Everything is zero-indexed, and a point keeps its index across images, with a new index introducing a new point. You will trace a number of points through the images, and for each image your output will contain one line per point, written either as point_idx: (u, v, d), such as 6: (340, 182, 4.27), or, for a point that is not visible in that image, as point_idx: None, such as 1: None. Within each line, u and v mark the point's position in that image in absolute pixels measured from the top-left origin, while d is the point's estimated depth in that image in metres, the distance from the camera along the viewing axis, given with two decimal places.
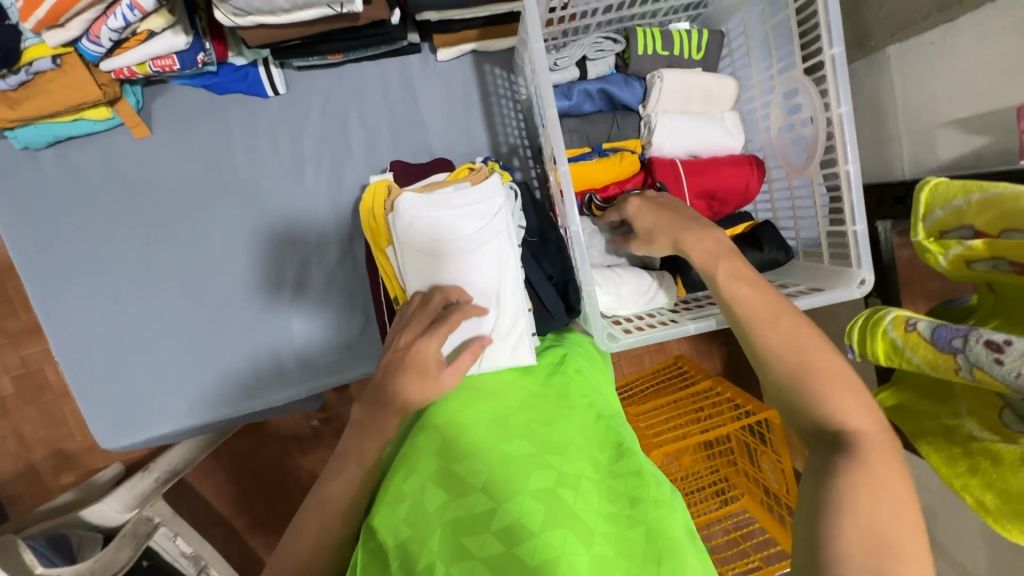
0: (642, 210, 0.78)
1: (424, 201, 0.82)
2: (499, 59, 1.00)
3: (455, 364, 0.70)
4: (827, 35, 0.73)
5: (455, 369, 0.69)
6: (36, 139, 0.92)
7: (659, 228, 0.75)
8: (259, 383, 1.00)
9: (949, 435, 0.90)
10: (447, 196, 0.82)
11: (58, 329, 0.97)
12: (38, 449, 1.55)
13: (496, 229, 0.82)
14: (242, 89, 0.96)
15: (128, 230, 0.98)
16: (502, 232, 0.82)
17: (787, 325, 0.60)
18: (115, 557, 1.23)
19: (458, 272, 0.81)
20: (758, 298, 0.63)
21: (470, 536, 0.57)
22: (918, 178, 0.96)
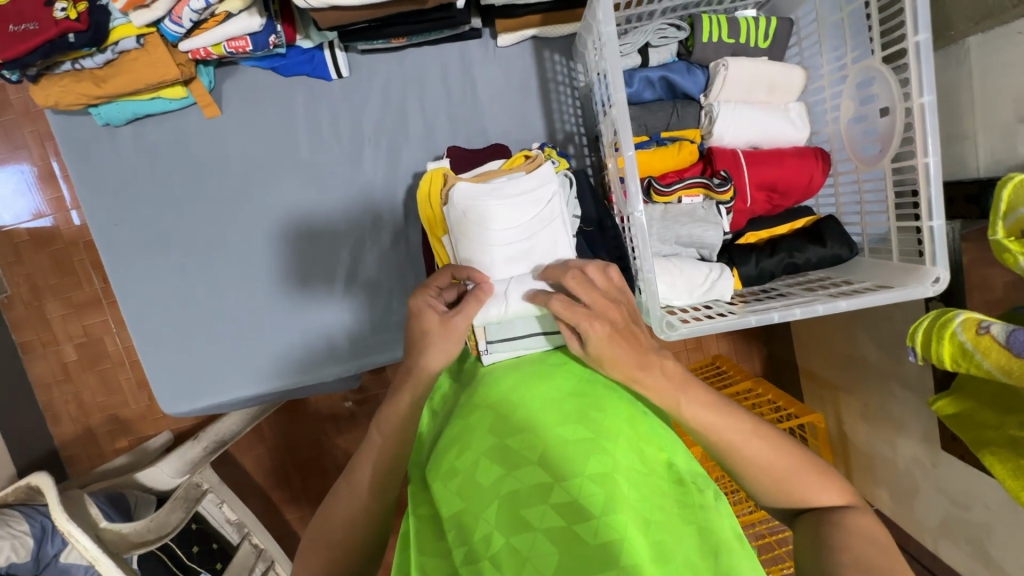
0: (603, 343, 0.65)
1: (476, 191, 0.83)
2: (559, 46, 1.00)
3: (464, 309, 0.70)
4: (912, 21, 0.70)
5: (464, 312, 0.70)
6: (116, 116, 0.97)
7: (612, 366, 0.66)
8: (310, 358, 1.04)
9: (1016, 448, 0.86)
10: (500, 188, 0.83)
11: (129, 297, 1.03)
12: (98, 413, 1.64)
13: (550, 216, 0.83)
14: (308, 71, 0.99)
15: (195, 205, 1.03)
16: (556, 217, 0.83)
17: (740, 429, 0.65)
18: (168, 518, 1.28)
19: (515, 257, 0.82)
20: (714, 414, 0.65)
21: (529, 510, 0.57)
22: (995, 177, 0.91)
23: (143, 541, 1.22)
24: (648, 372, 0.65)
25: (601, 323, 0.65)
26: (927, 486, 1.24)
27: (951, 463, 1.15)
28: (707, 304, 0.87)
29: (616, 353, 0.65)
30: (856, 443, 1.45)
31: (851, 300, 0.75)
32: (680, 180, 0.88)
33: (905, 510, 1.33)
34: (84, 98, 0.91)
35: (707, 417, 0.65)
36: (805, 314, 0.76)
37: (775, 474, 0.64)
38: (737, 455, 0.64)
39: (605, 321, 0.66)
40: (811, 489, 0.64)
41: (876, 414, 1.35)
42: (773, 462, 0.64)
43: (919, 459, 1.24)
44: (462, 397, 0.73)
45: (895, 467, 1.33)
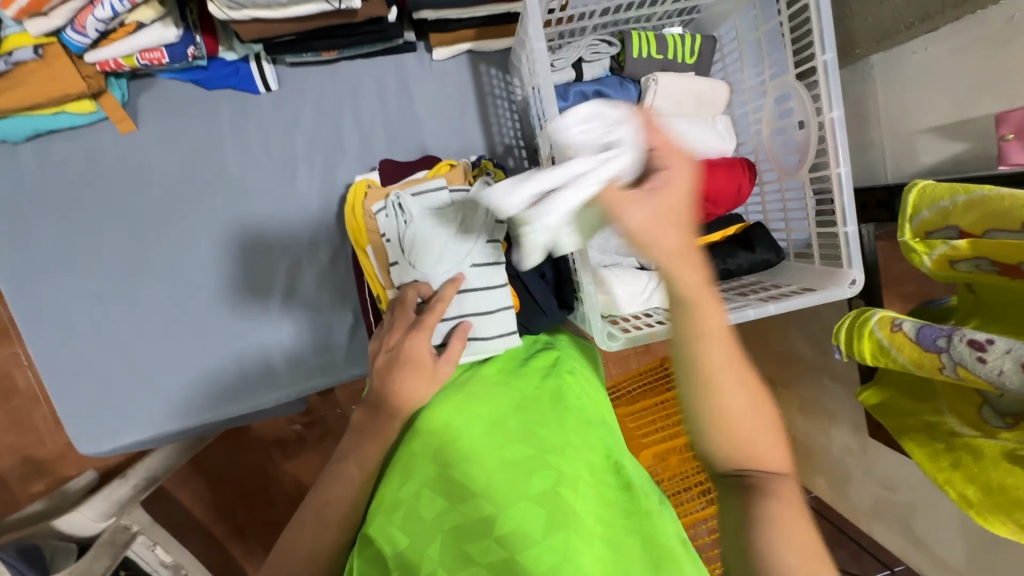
0: (676, 179, 0.53)
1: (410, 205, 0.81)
2: (494, 59, 1.00)
3: (448, 351, 0.73)
4: (819, 42, 0.75)
5: (450, 356, 0.73)
6: (14, 133, 0.89)
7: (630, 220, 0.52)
8: (246, 386, 0.98)
9: (932, 432, 0.93)
10: (411, 203, 0.81)
11: (35, 330, 0.94)
12: (7, 457, 1.49)
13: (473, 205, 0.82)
14: (233, 84, 0.94)
15: (111, 227, 0.95)
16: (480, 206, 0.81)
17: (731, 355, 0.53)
18: (91, 567, 1.22)
19: (464, 257, 0.80)
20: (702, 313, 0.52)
21: (472, 543, 0.57)
22: (900, 182, 0.99)
23: None
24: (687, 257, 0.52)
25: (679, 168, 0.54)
26: (859, 472, 1.32)
27: (878, 450, 1.23)
28: (649, 311, 0.88)
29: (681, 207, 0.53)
30: (796, 435, 1.53)
31: (779, 303, 0.79)
32: None
33: (841, 496, 1.41)
34: None
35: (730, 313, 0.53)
36: (738, 319, 0.79)
37: (740, 420, 0.53)
38: (711, 379, 0.52)
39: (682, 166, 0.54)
40: (761, 452, 0.54)
41: (811, 407, 1.43)
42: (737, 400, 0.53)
43: (850, 447, 1.32)
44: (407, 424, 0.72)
45: (830, 456, 1.41)
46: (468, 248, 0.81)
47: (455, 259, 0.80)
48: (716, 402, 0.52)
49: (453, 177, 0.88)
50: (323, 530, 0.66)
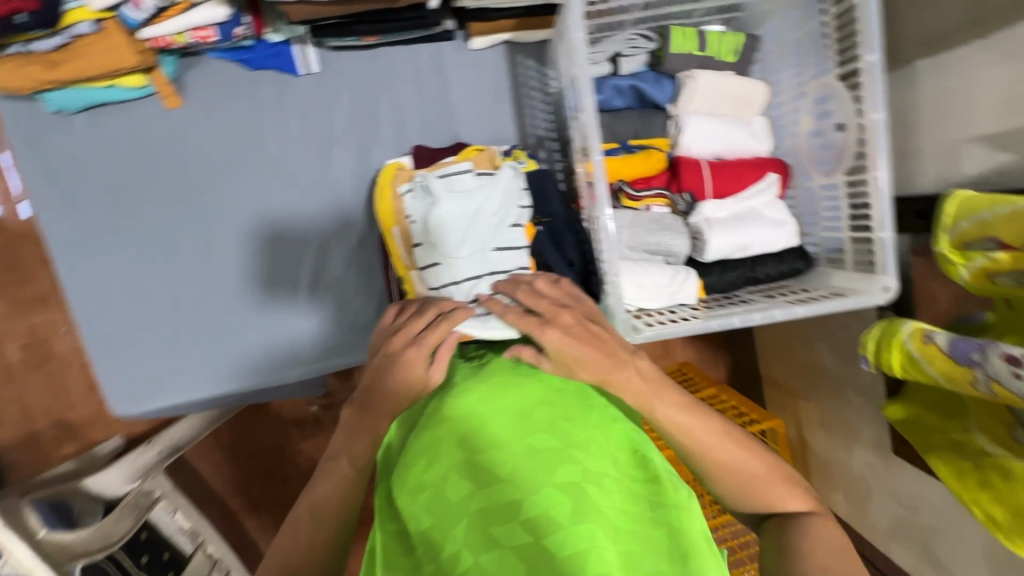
0: (560, 343, 0.71)
1: (436, 187, 0.84)
2: (532, 51, 1.01)
3: (438, 358, 0.73)
4: (865, 42, 0.73)
5: (438, 365, 0.72)
6: (70, 103, 0.93)
7: (579, 363, 0.72)
8: (273, 361, 1.01)
9: (960, 451, 0.91)
10: (438, 185, 0.84)
11: (79, 295, 0.98)
12: (41, 418, 1.56)
13: (500, 190, 0.85)
14: (276, 65, 0.97)
15: (154, 200, 0.99)
16: (505, 191, 0.85)
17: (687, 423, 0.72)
18: (114, 529, 1.25)
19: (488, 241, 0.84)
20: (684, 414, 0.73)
21: (498, 527, 0.58)
22: (941, 193, 0.96)
23: (88, 551, 1.16)
24: (620, 372, 0.73)
25: (555, 329, 0.73)
26: (880, 490, 1.29)
27: (902, 467, 1.20)
28: (673, 308, 0.89)
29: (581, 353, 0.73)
30: (815, 448, 1.50)
31: (807, 306, 0.78)
32: (648, 189, 0.92)
33: (859, 512, 1.38)
34: (35, 83, 0.87)
35: (684, 419, 0.73)
36: (765, 319, 0.78)
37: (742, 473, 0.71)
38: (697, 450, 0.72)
39: (558, 325, 0.73)
40: (774, 493, 0.72)
41: (832, 420, 1.40)
42: (744, 464, 0.72)
43: (872, 464, 1.29)
44: (426, 405, 0.72)
45: (850, 472, 1.38)
46: (491, 232, 0.85)
47: (480, 241, 0.84)
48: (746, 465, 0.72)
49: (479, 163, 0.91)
50: (338, 495, 0.72)
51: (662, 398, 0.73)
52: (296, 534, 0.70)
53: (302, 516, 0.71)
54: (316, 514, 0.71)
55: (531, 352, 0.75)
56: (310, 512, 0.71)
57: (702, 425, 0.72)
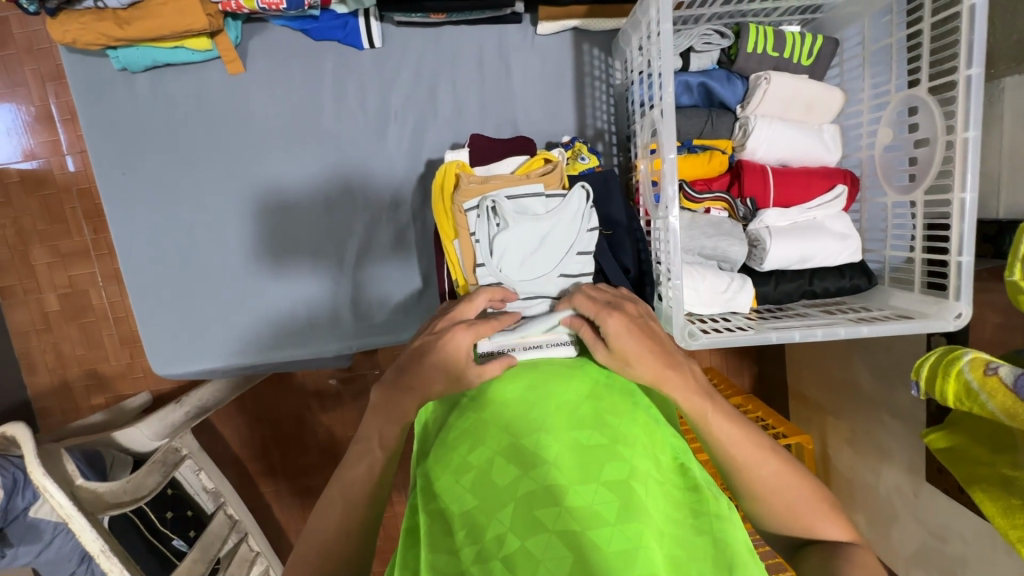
0: (623, 333, 0.70)
1: (507, 207, 0.81)
2: (599, 40, 0.98)
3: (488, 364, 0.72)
4: (966, 54, 0.69)
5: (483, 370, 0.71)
6: (135, 61, 0.93)
7: (636, 358, 0.70)
8: (311, 333, 1.02)
9: (1008, 487, 0.88)
10: (506, 207, 0.81)
11: (128, 250, 1.00)
12: (76, 367, 1.60)
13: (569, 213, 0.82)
14: (339, 37, 0.96)
15: (208, 164, 0.99)
16: (574, 216, 0.82)
17: (733, 434, 0.69)
18: (144, 481, 1.25)
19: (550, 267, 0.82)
20: (730, 427, 0.70)
21: (543, 511, 0.57)
22: (1014, 218, 0.92)
23: (119, 501, 1.18)
24: (674, 374, 0.70)
25: (619, 316, 0.72)
26: (907, 516, 1.26)
27: (934, 495, 1.17)
28: (726, 315, 0.86)
29: (634, 348, 0.70)
30: (839, 467, 1.47)
31: (872, 326, 0.75)
32: (710, 191, 0.89)
33: (880, 535, 1.35)
34: (105, 38, 0.87)
35: (729, 433, 0.70)
36: (827, 336, 0.76)
37: (782, 498, 0.68)
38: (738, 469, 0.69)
39: (622, 313, 0.73)
40: (813, 519, 0.68)
41: (862, 440, 1.37)
42: (783, 484, 0.68)
43: (901, 488, 1.26)
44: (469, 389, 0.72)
45: (875, 495, 1.35)
46: (557, 258, 0.83)
47: (541, 268, 0.82)
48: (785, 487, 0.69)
49: (549, 181, 0.85)
50: (369, 479, 0.72)
51: (709, 403, 0.70)
52: (329, 515, 0.71)
53: (334, 496, 0.72)
54: (352, 490, 0.72)
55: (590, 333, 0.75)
56: (345, 492, 0.72)
57: (740, 437, 0.69)
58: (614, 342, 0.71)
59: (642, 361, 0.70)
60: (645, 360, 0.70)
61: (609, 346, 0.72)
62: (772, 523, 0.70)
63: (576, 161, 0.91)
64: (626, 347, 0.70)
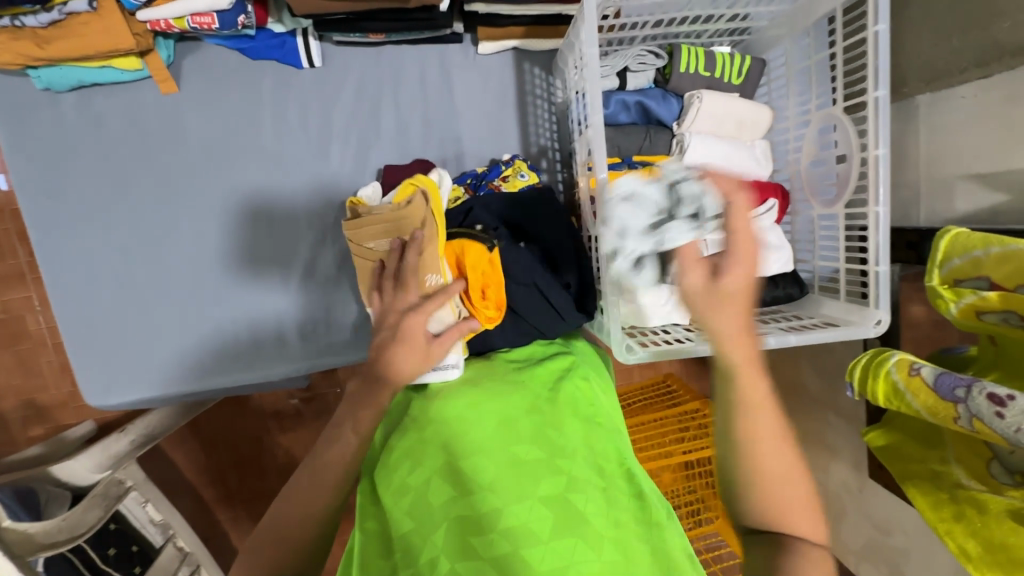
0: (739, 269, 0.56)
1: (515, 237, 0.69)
2: (540, 59, 1.00)
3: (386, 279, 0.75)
4: (873, 77, 0.73)
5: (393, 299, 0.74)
6: (60, 81, 0.89)
7: (717, 310, 0.56)
8: (257, 356, 0.99)
9: (937, 482, 0.92)
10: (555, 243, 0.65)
11: (58, 276, 0.95)
12: (10, 398, 1.51)
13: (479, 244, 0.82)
14: (277, 57, 0.94)
15: (143, 185, 0.96)
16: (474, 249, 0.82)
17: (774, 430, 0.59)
18: (82, 518, 1.20)
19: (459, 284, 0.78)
20: (761, 398, 0.58)
21: (476, 535, 0.59)
22: (933, 227, 0.97)
23: (53, 542, 1.12)
24: (718, 327, 0.57)
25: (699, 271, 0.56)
26: (854, 511, 1.31)
27: (877, 490, 1.22)
28: (667, 327, 0.88)
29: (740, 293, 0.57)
30: None
31: (800, 335, 0.78)
32: None
33: (832, 532, 1.40)
34: (24, 59, 0.84)
35: (765, 412, 0.59)
36: (759, 346, 0.79)
37: (781, 489, 0.59)
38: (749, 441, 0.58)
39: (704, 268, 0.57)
40: (799, 521, 0.59)
41: (812, 439, 1.42)
42: (790, 480, 0.59)
43: (848, 484, 1.31)
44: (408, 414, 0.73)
45: (826, 491, 1.40)
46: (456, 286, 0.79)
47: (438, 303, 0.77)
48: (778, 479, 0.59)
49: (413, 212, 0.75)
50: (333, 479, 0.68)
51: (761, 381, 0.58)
52: (291, 507, 0.68)
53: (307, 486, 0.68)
54: (327, 477, 0.68)
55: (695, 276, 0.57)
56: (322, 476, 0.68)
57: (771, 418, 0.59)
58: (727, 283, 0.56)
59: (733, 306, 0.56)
60: (721, 307, 0.56)
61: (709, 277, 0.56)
62: (751, 515, 0.60)
63: (516, 178, 0.93)
64: (742, 242, 0.55)
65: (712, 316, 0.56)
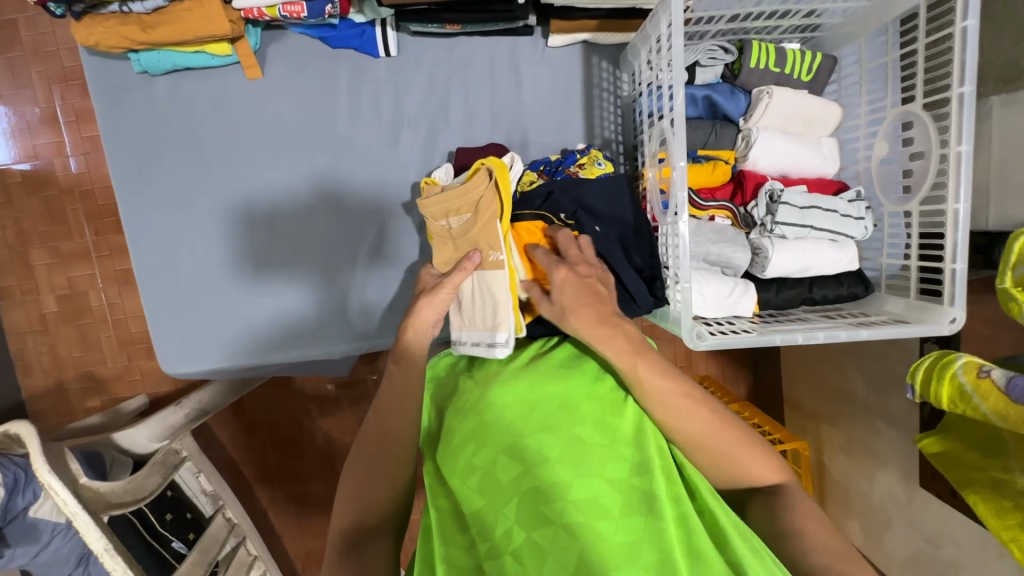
0: (566, 283, 0.76)
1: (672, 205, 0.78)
2: (608, 53, 1.02)
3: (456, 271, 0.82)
4: (959, 73, 0.73)
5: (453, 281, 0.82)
6: (155, 65, 0.95)
7: (574, 312, 0.74)
8: (320, 334, 1.03)
9: (999, 489, 0.91)
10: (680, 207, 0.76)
11: (141, 250, 1.01)
12: (72, 369, 1.59)
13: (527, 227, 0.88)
14: (356, 45, 0.99)
15: (224, 166, 1.01)
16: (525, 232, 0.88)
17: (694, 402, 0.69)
18: (145, 483, 1.26)
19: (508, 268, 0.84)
20: (665, 381, 0.69)
21: (548, 509, 0.60)
22: (1004, 230, 0.95)
23: (120, 501, 1.17)
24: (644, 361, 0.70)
25: (564, 268, 0.77)
26: (901, 521, 1.29)
27: (927, 500, 1.20)
28: (730, 319, 0.89)
29: (579, 297, 0.75)
30: (834, 474, 1.49)
31: (872, 330, 0.78)
32: (714, 200, 0.93)
33: (875, 543, 1.38)
34: (128, 42, 0.90)
35: (659, 386, 0.69)
36: (828, 339, 0.79)
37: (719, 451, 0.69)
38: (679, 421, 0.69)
39: (568, 266, 0.77)
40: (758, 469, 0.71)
41: (857, 448, 1.39)
42: (728, 443, 0.70)
43: (895, 494, 1.29)
44: (471, 393, 0.74)
45: (870, 501, 1.37)
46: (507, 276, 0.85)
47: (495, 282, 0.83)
48: (718, 451, 0.70)
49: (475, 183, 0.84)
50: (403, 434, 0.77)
51: (650, 368, 0.70)
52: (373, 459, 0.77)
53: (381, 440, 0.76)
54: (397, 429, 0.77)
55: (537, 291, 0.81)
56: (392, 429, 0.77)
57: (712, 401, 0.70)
58: (563, 295, 0.76)
59: (584, 310, 0.74)
60: (581, 311, 0.74)
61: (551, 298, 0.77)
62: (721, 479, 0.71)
63: (593, 165, 0.94)
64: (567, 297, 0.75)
65: (566, 322, 0.75)
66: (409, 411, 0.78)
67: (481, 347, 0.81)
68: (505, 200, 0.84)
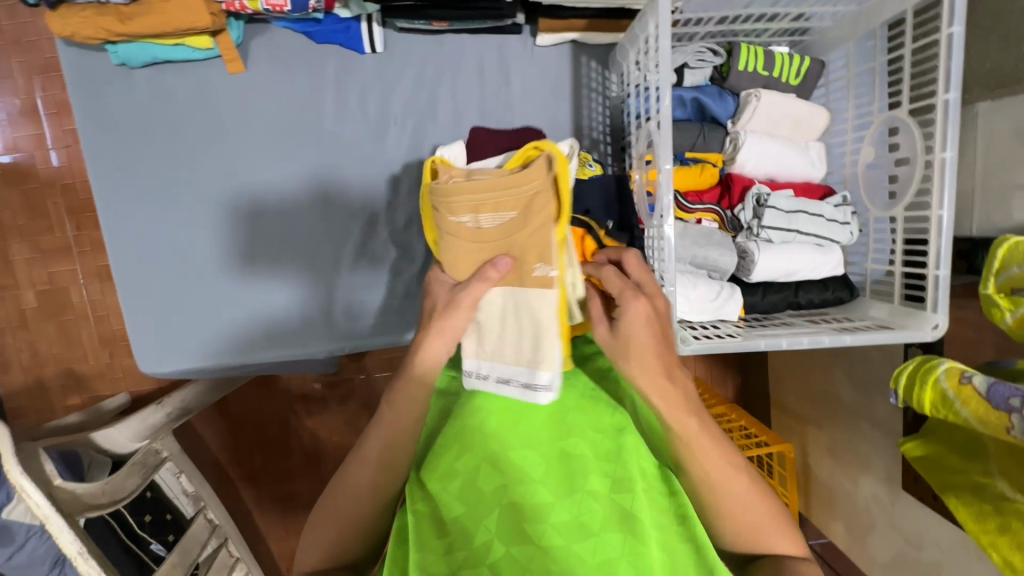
0: (640, 320, 0.65)
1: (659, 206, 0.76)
2: (597, 53, 1.01)
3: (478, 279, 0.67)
4: (944, 80, 0.73)
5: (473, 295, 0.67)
6: (135, 57, 0.93)
7: (637, 352, 0.66)
8: (304, 334, 1.02)
9: (980, 493, 0.91)
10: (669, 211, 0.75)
11: (119, 246, 0.99)
12: (52, 366, 1.56)
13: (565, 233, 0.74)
14: (341, 41, 0.97)
15: (205, 161, 0.99)
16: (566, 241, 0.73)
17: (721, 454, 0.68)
18: (123, 484, 1.22)
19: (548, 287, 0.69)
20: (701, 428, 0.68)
21: (529, 522, 0.63)
22: (987, 236, 0.95)
23: (97, 503, 1.14)
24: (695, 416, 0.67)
25: (644, 301, 0.66)
26: (884, 524, 1.29)
27: (910, 503, 1.20)
28: (715, 322, 0.89)
29: (644, 340, 0.66)
30: (819, 476, 1.50)
31: (856, 336, 0.78)
32: (701, 203, 0.93)
33: (858, 545, 1.38)
34: (105, 33, 0.87)
35: (692, 431, 0.67)
36: (812, 344, 0.79)
37: (740, 508, 0.68)
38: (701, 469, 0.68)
39: (647, 300, 0.66)
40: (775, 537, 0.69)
41: (842, 451, 1.40)
42: (748, 501, 0.68)
43: (879, 497, 1.30)
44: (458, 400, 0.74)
45: (854, 503, 1.38)
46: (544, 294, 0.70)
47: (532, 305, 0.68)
48: (734, 508, 0.68)
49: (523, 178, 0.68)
50: (384, 464, 0.71)
51: (693, 421, 0.67)
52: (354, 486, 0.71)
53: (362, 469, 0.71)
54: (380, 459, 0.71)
55: (599, 308, 0.69)
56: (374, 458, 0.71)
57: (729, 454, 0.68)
58: (629, 328, 0.65)
59: (646, 357, 0.66)
60: (645, 354, 0.66)
61: (615, 326, 0.67)
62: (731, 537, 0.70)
63: (584, 167, 0.92)
64: (637, 336, 0.65)
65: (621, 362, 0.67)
66: (395, 439, 0.71)
67: (517, 386, 0.68)
68: (562, 200, 0.69)
